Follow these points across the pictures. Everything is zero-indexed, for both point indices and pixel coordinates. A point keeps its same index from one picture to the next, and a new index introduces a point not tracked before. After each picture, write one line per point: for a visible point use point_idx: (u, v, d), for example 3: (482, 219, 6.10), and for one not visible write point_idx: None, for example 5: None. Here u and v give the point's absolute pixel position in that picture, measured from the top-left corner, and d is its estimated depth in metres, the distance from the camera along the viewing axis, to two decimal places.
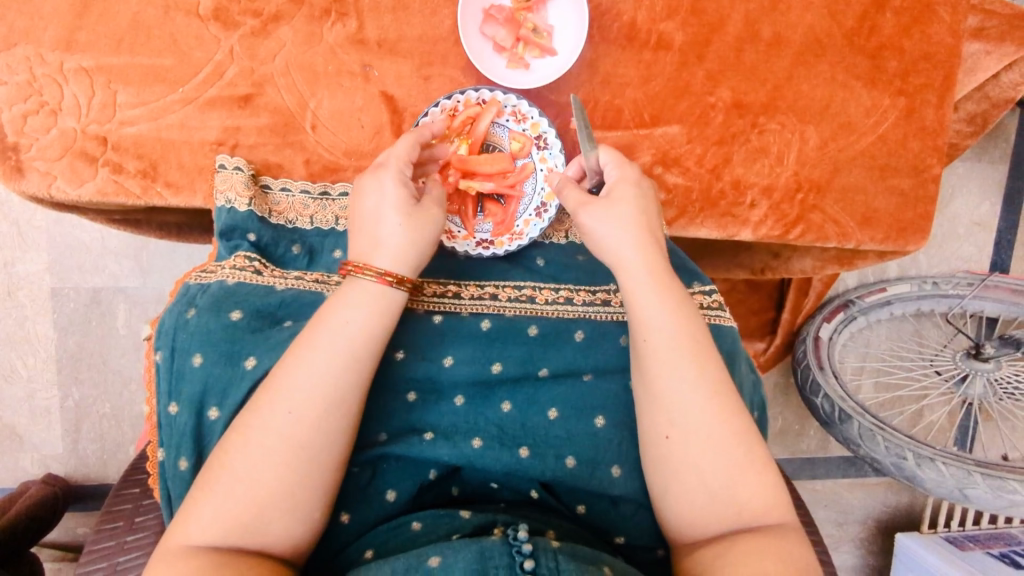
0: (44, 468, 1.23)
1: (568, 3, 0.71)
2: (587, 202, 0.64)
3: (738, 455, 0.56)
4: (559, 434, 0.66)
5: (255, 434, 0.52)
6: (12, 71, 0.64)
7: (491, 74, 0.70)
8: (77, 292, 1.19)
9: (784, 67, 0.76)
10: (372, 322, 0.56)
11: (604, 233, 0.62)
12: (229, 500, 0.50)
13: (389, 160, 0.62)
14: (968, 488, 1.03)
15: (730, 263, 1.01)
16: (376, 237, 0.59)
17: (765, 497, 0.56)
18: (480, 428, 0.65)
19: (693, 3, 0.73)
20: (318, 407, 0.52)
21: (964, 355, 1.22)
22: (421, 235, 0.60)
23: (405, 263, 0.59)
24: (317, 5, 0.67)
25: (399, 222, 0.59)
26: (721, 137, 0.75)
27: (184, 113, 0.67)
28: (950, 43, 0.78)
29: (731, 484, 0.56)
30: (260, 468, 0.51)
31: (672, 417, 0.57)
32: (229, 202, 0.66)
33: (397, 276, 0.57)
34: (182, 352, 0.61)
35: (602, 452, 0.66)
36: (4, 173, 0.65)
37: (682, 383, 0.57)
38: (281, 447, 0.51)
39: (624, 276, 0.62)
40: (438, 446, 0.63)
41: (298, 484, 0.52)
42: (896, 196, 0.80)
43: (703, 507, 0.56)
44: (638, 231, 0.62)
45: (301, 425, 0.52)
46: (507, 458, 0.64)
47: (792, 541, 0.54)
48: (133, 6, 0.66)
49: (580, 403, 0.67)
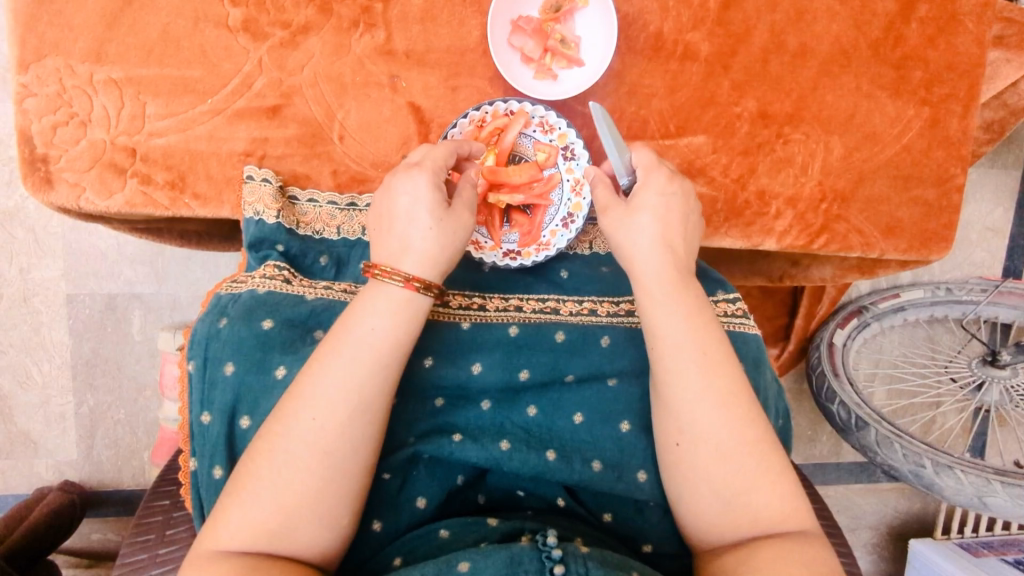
0: (58, 474, 1.23)
1: (595, 14, 0.71)
2: (607, 208, 0.63)
3: (751, 463, 0.56)
4: (584, 438, 0.65)
5: (280, 445, 0.51)
6: (41, 82, 0.64)
7: (519, 85, 0.70)
8: (92, 298, 1.19)
9: (809, 77, 0.76)
10: (393, 329, 0.55)
11: (622, 238, 0.62)
12: (257, 511, 0.50)
13: (425, 161, 0.61)
14: (986, 496, 1.03)
15: (747, 270, 1.00)
16: (404, 240, 0.58)
17: (781, 505, 0.55)
18: (507, 431, 0.64)
19: (719, 14, 0.73)
20: (342, 415, 0.52)
21: (979, 362, 1.22)
22: (451, 240, 0.59)
23: (433, 270, 0.58)
24: (345, 17, 0.67)
25: (430, 227, 0.58)
26: (746, 147, 0.76)
27: (212, 124, 0.67)
28: (973, 53, 0.78)
29: (743, 493, 0.55)
30: (283, 477, 0.50)
31: (684, 424, 0.57)
32: (257, 213, 0.66)
33: (424, 282, 0.56)
34: (214, 361, 0.61)
35: (627, 456, 0.65)
36: (34, 185, 0.65)
37: (690, 391, 0.57)
38: (307, 454, 0.51)
39: (637, 284, 0.61)
40: (467, 449, 0.63)
41: (322, 492, 0.51)
42: (919, 207, 0.80)
43: (718, 514, 0.56)
44: (655, 237, 0.61)
45: (322, 435, 0.51)
46: (534, 460, 0.63)
47: (814, 547, 0.53)
48: (163, 18, 0.65)
49: (605, 409, 0.66)
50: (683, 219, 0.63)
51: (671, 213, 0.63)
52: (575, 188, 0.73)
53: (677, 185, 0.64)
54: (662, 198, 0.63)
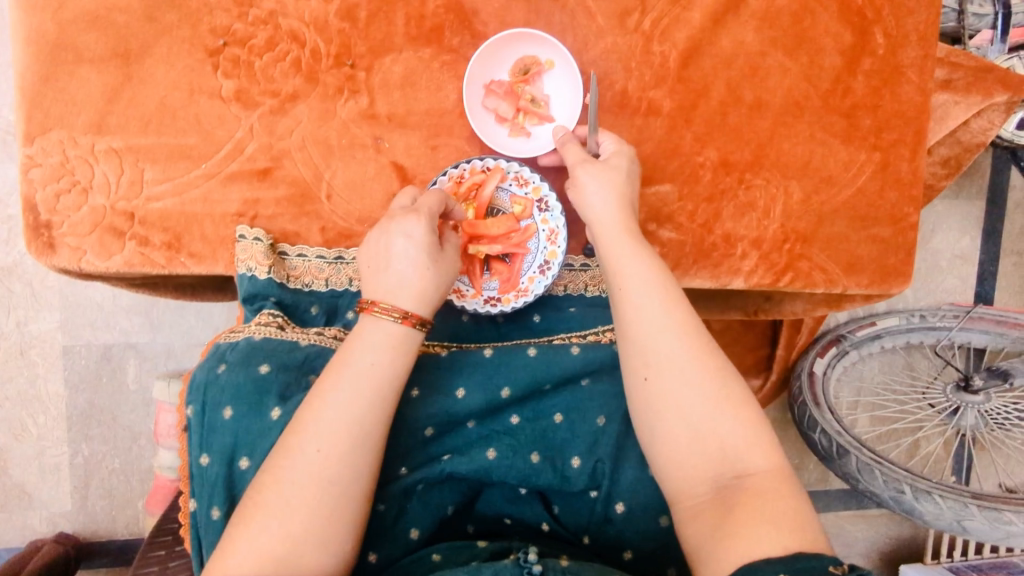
0: (52, 526, 1.24)
1: (562, 73, 0.77)
2: (579, 166, 0.70)
3: (714, 388, 0.59)
4: (565, 436, 0.68)
5: (285, 475, 0.54)
6: (46, 153, 0.69)
7: (495, 144, 0.76)
8: (89, 348, 1.21)
9: (766, 127, 0.81)
10: (391, 363, 0.59)
11: (590, 192, 0.69)
12: (264, 539, 0.52)
13: (422, 207, 0.66)
14: (966, 521, 1.05)
15: (723, 304, 1.03)
16: (401, 275, 0.63)
17: (746, 437, 0.58)
18: (495, 439, 0.67)
19: (680, 72, 0.78)
20: (345, 445, 0.55)
21: (953, 388, 1.25)
22: (442, 281, 0.65)
23: (426, 307, 0.63)
24: (331, 84, 0.72)
25: (426, 268, 0.63)
26: (710, 194, 0.81)
27: (207, 187, 0.72)
28: (917, 101, 0.83)
29: (710, 426, 0.58)
30: (281, 505, 0.53)
31: (648, 355, 0.61)
32: (250, 269, 0.70)
33: (419, 318, 0.61)
34: (213, 405, 0.63)
35: (601, 448, 0.68)
36: (38, 249, 0.69)
37: (654, 320, 0.61)
38: (307, 482, 0.54)
39: (601, 232, 0.68)
40: (457, 463, 0.66)
41: (329, 521, 0.54)
42: (877, 244, 0.85)
43: (690, 452, 0.58)
44: (615, 194, 0.69)
45: (326, 466, 0.54)
46: (521, 465, 0.66)
47: (779, 483, 0.56)
48: (160, 91, 0.70)
49: (582, 405, 0.69)
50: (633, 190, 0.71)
51: (626, 180, 0.71)
52: (550, 238, 0.77)
53: (636, 166, 0.73)
54: (630, 165, 0.72)
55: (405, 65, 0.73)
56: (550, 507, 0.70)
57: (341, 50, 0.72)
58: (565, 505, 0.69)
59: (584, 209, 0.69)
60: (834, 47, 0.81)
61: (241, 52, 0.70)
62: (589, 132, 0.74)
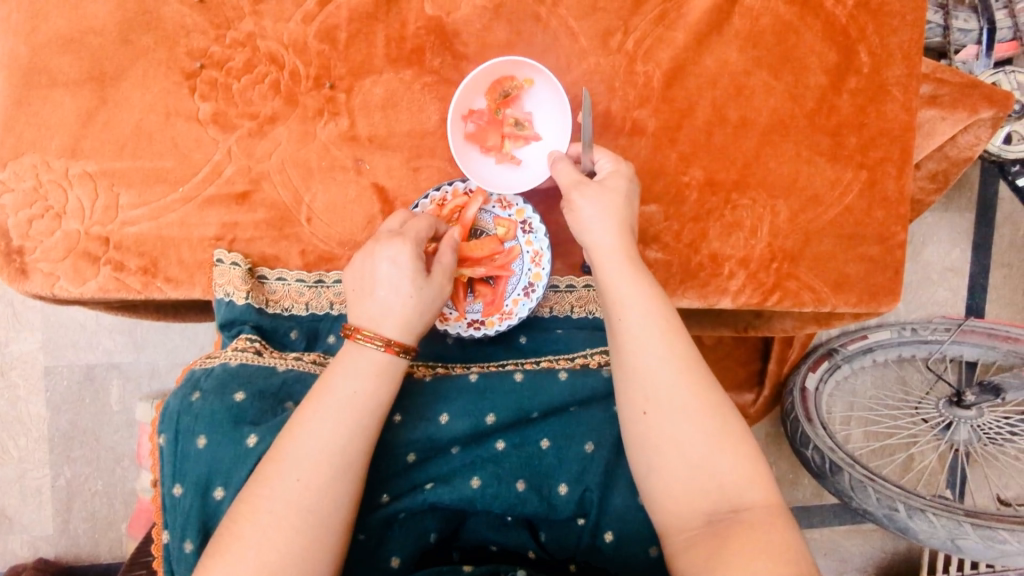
0: (33, 550, 1.22)
1: (539, 89, 0.75)
2: (577, 188, 0.69)
3: (713, 425, 0.58)
4: (551, 463, 0.67)
5: (264, 506, 0.53)
6: (19, 178, 0.68)
7: (486, 177, 0.75)
8: (71, 369, 1.19)
9: (751, 146, 0.80)
10: (374, 391, 0.58)
11: (587, 216, 0.67)
12: (239, 569, 0.50)
13: (409, 231, 0.65)
14: (959, 539, 1.04)
15: (713, 320, 1.02)
16: (385, 302, 0.61)
17: (743, 474, 0.57)
18: (481, 468, 0.65)
19: (664, 91, 0.78)
20: (326, 475, 0.54)
21: (946, 403, 1.25)
22: (427, 307, 0.63)
23: (409, 334, 0.61)
24: (310, 106, 0.71)
25: (411, 293, 0.62)
26: (696, 214, 0.80)
27: (183, 211, 0.70)
28: (903, 119, 0.83)
29: (707, 463, 0.57)
30: (258, 536, 0.51)
31: (647, 389, 0.59)
32: (227, 295, 0.69)
33: (401, 346, 0.60)
34: (187, 434, 0.61)
35: (589, 476, 0.66)
36: (10, 276, 0.68)
37: (653, 355, 0.60)
38: (287, 513, 0.52)
39: (598, 258, 0.66)
40: (440, 492, 0.64)
41: (309, 553, 0.52)
42: (865, 262, 0.84)
43: (687, 486, 0.57)
44: (613, 219, 0.67)
45: (306, 495, 0.53)
46: (506, 494, 0.64)
47: (777, 521, 0.54)
48: (135, 114, 0.69)
49: (570, 432, 0.68)
50: (631, 214, 0.70)
51: (626, 204, 0.69)
52: (535, 259, 0.76)
53: (636, 186, 0.71)
54: (629, 184, 0.70)
55: (386, 87, 0.72)
56: (535, 533, 0.69)
57: (320, 72, 0.71)
58: (552, 532, 0.68)
59: (581, 232, 0.68)
60: (819, 66, 0.81)
61: (218, 74, 0.70)
62: (584, 149, 0.72)
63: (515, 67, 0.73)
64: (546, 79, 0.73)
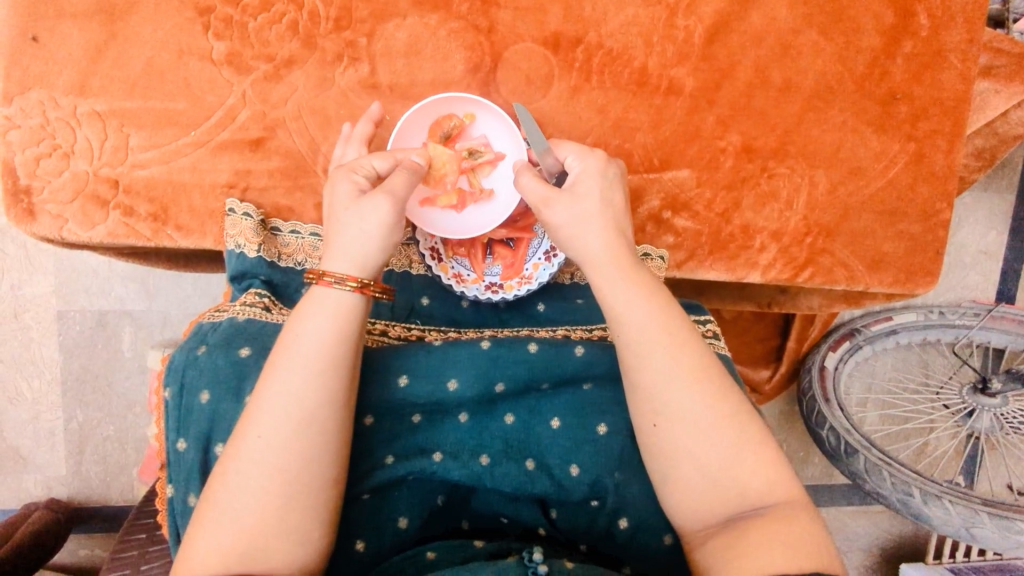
0: (46, 490, 1.23)
1: (484, 113, 0.70)
2: (551, 199, 0.61)
3: (729, 437, 0.56)
4: (561, 443, 0.64)
5: (233, 467, 0.51)
6: (25, 114, 0.65)
7: (467, 223, 0.72)
8: (83, 315, 1.19)
9: (794, 112, 0.76)
10: (336, 335, 0.54)
11: (570, 229, 0.61)
12: (225, 531, 0.50)
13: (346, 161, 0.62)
14: (974, 527, 1.02)
15: (736, 296, 0.98)
16: (332, 246, 0.57)
17: (766, 475, 0.56)
18: (488, 444, 0.64)
19: (704, 48, 0.73)
20: (291, 433, 0.51)
21: (970, 389, 1.20)
22: (365, 229, 0.57)
23: (348, 261, 0.56)
24: (330, 50, 0.67)
25: (345, 220, 0.57)
26: (730, 182, 0.76)
27: (195, 156, 0.68)
28: (959, 89, 0.78)
29: (728, 467, 0.56)
30: (245, 502, 0.50)
31: (657, 405, 0.57)
32: (238, 246, 0.67)
33: (335, 276, 0.55)
34: (190, 390, 0.60)
35: (603, 460, 0.64)
36: (17, 216, 0.66)
37: (661, 377, 0.57)
38: (260, 476, 0.51)
39: (595, 272, 0.60)
40: (449, 468, 0.62)
41: (286, 512, 0.51)
42: (904, 241, 0.80)
43: (711, 481, 0.56)
44: (603, 222, 0.61)
45: (281, 456, 0.51)
46: (516, 472, 0.63)
47: (800, 517, 0.53)
48: (147, 50, 0.65)
49: (582, 410, 0.65)
50: (625, 198, 0.64)
51: (612, 194, 0.63)
52: None
53: (614, 169, 0.65)
54: (603, 180, 0.63)
55: (410, 31, 0.68)
56: (547, 510, 0.67)
57: (341, 13, 0.67)
58: (563, 509, 0.66)
59: (567, 243, 0.62)
60: (873, 27, 0.75)
61: (234, 10, 0.66)
62: (541, 154, 0.66)
63: (446, 104, 0.68)
64: (479, 106, 0.69)
